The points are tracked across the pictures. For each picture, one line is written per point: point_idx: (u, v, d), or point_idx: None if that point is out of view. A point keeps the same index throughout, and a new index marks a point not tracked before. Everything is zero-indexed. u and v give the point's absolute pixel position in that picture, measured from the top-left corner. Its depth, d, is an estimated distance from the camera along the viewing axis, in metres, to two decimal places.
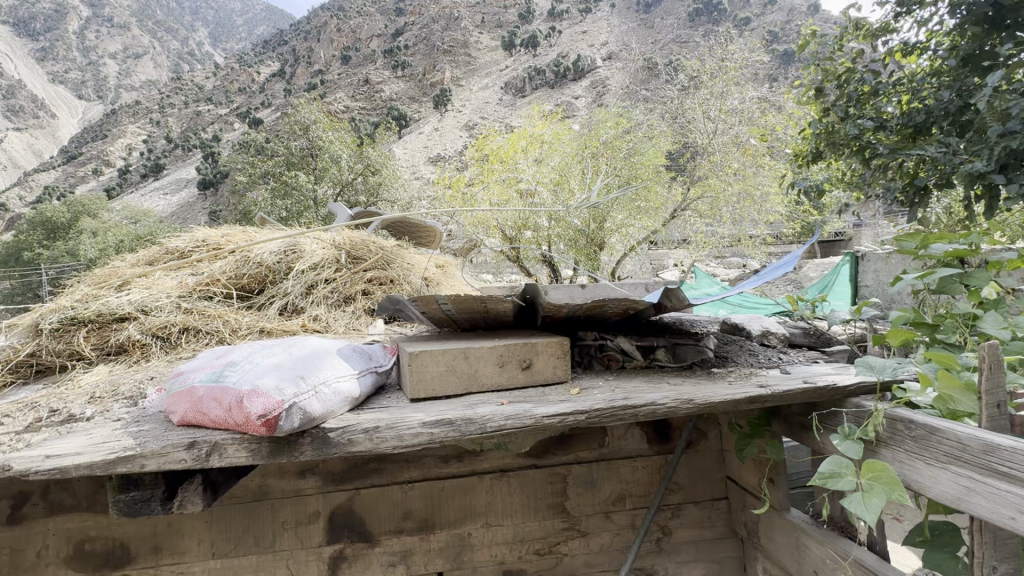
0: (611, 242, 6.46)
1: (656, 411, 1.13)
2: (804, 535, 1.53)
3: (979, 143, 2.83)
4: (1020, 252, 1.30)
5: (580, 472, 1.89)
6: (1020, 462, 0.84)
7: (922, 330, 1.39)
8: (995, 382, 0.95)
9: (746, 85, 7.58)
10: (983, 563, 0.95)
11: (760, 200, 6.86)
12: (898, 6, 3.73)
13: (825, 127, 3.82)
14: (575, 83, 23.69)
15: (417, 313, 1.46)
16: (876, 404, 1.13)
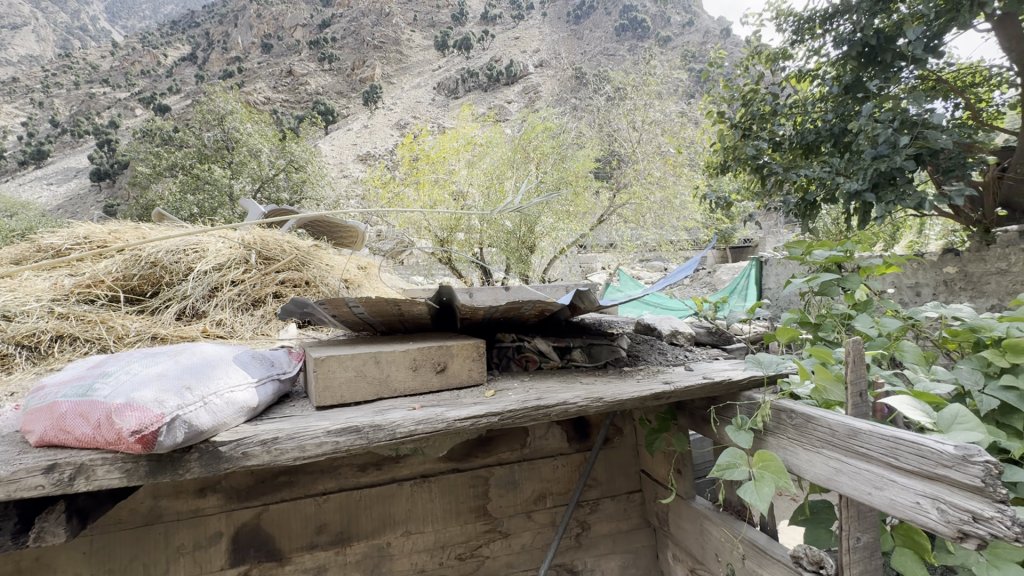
0: (541, 246, 6.58)
1: (568, 411, 1.16)
2: (707, 521, 1.64)
3: (856, 164, 3.23)
4: (884, 258, 1.48)
5: (501, 473, 1.90)
6: (876, 444, 0.96)
7: (807, 328, 1.53)
8: (858, 374, 1.07)
9: (667, 98, 8.03)
10: (849, 536, 1.06)
11: (679, 208, 7.18)
12: (794, 36, 4.14)
13: (732, 142, 4.15)
14: (508, 88, 23.91)
15: (328, 317, 1.39)
16: (765, 396, 1.23)
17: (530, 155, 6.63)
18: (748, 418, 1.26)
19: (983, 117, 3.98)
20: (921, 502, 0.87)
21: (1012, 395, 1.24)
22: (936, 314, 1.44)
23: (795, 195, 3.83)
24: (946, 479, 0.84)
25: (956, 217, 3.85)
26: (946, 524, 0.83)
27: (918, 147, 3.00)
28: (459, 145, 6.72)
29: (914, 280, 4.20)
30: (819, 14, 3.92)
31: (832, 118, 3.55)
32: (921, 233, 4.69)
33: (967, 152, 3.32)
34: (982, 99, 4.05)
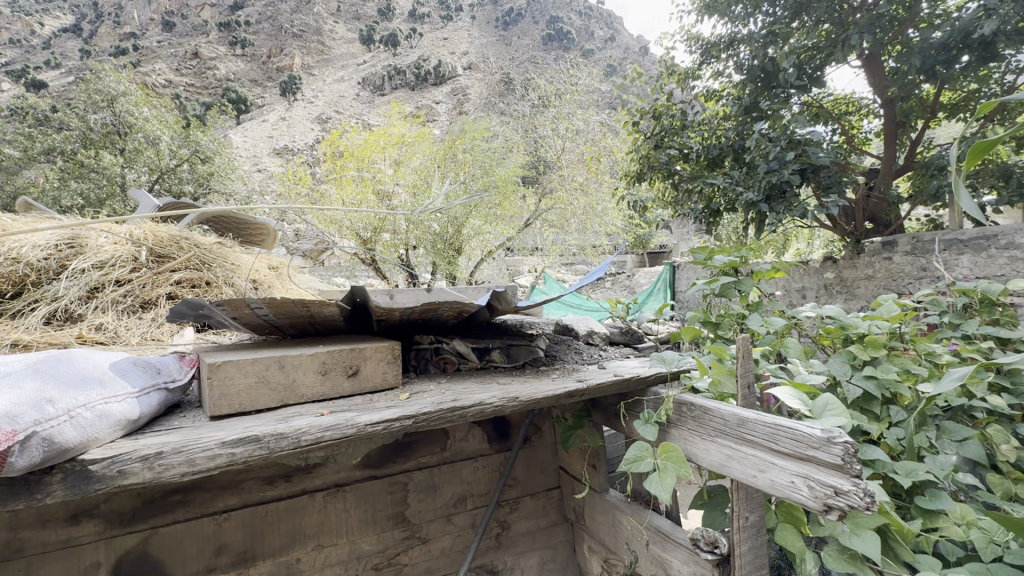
0: (468, 248, 6.58)
1: (484, 411, 1.16)
2: (619, 512, 1.72)
3: (753, 177, 3.62)
4: (772, 263, 1.64)
5: (420, 478, 1.87)
6: (761, 430, 1.06)
7: (709, 327, 1.66)
8: (747, 368, 1.18)
9: (589, 108, 8.34)
10: (739, 515, 1.17)
11: (601, 214, 7.50)
12: (702, 59, 4.49)
13: (647, 154, 4.42)
14: (436, 88, 23.60)
15: (227, 319, 1.29)
16: (669, 392, 1.31)
17: (457, 156, 6.59)
18: (654, 413, 1.34)
19: (854, 142, 4.55)
20: (795, 481, 0.97)
21: (872, 383, 1.43)
22: (813, 313, 1.63)
23: (701, 205, 4.16)
24: (816, 459, 0.94)
25: (833, 229, 4.36)
26: (814, 500, 0.93)
27: (801, 161, 3.48)
28: (384, 143, 6.54)
29: (801, 283, 4.71)
30: (723, 39, 4.28)
31: (733, 135, 3.91)
32: (806, 242, 5.26)
33: (842, 172, 3.79)
34: (854, 126, 4.63)
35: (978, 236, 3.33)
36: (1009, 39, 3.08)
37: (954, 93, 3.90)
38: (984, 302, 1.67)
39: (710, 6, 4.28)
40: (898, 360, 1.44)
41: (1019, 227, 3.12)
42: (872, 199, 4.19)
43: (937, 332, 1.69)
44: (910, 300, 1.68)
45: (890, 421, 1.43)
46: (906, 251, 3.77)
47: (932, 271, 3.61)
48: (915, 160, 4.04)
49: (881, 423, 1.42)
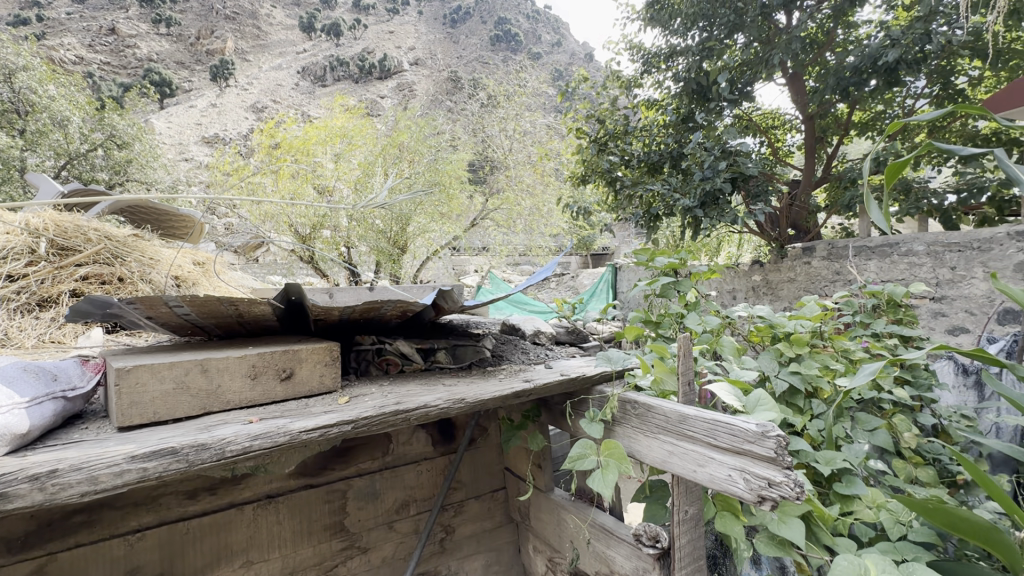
0: (413, 246, 6.47)
1: (428, 414, 1.12)
2: (564, 511, 1.73)
3: (689, 184, 3.83)
4: (708, 265, 1.71)
5: (360, 485, 1.79)
6: (701, 426, 1.10)
7: (650, 326, 1.71)
8: (687, 366, 1.22)
9: (536, 111, 8.38)
10: (679, 509, 1.20)
11: (546, 215, 7.61)
12: (644, 68, 4.66)
13: (591, 156, 4.53)
14: (381, 82, 22.91)
15: (141, 319, 1.17)
16: (613, 390, 1.32)
17: (402, 153, 6.43)
18: (599, 411, 1.35)
19: (779, 154, 4.89)
20: (732, 475, 1.01)
21: (797, 379, 1.53)
22: (745, 313, 1.71)
23: (641, 209, 4.34)
24: (751, 453, 0.98)
25: (761, 235, 4.66)
26: (749, 491, 0.97)
27: (732, 170, 3.70)
28: (325, 136, 6.26)
29: (731, 285, 5.01)
30: (663, 50, 4.46)
31: (671, 143, 4.12)
32: (736, 246, 5.58)
33: (768, 182, 4.06)
34: (779, 139, 4.97)
35: (884, 244, 3.67)
36: (908, 67, 3.42)
37: (864, 113, 4.28)
38: (890, 303, 1.83)
39: (651, 17, 4.45)
40: (819, 357, 1.55)
41: (917, 236, 3.46)
42: (794, 208, 4.51)
43: (852, 331, 1.83)
44: (829, 302, 1.81)
45: (812, 413, 1.53)
46: (823, 256, 4.07)
47: (844, 275, 3.94)
48: (831, 173, 4.39)
49: (805, 416, 1.52)
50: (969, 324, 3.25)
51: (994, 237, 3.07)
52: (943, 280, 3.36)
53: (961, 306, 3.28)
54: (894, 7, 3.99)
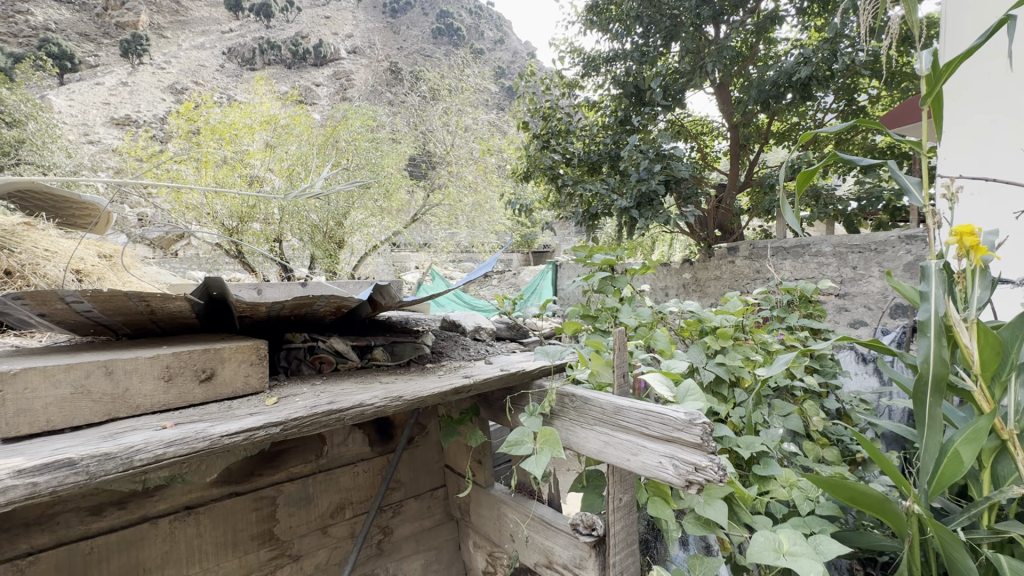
0: (351, 241, 6.27)
1: (364, 413, 1.08)
2: (504, 505, 1.74)
3: (626, 184, 4.02)
4: (643, 261, 1.77)
5: (291, 490, 1.70)
6: (635, 416, 1.14)
7: (588, 320, 1.75)
8: (622, 358, 1.26)
9: (479, 107, 8.24)
10: (614, 497, 1.24)
11: (489, 212, 7.60)
12: (584, 70, 4.79)
13: (533, 153, 4.58)
14: (316, 69, 21.77)
15: (31, 316, 1.04)
16: (552, 384, 1.34)
17: (339, 143, 6.16)
18: (538, 405, 1.36)
19: (708, 159, 5.18)
20: (662, 462, 1.06)
21: (722, 369, 1.63)
22: (676, 308, 1.80)
23: (581, 208, 4.46)
24: (679, 440, 1.04)
25: (691, 235, 4.92)
26: (678, 476, 1.02)
27: (666, 172, 3.91)
28: (254, 122, 5.88)
29: (664, 283, 5.24)
30: (603, 53, 4.60)
31: (610, 144, 4.30)
32: (668, 245, 5.88)
33: (698, 185, 4.32)
34: (708, 145, 5.27)
35: (797, 245, 3.99)
36: (820, 83, 3.75)
37: (783, 123, 4.64)
38: (802, 299, 2.00)
39: (592, 20, 4.56)
40: (741, 349, 1.66)
41: (825, 237, 3.80)
42: (720, 210, 4.82)
43: (770, 324, 1.98)
44: (750, 297, 1.95)
45: (734, 401, 1.63)
46: (745, 256, 4.37)
47: (764, 274, 4.25)
48: (753, 179, 4.73)
49: (728, 404, 1.62)
50: (867, 318, 3.63)
51: (888, 240, 3.45)
52: (846, 278, 3.72)
53: (861, 302, 3.65)
54: (809, 27, 4.35)
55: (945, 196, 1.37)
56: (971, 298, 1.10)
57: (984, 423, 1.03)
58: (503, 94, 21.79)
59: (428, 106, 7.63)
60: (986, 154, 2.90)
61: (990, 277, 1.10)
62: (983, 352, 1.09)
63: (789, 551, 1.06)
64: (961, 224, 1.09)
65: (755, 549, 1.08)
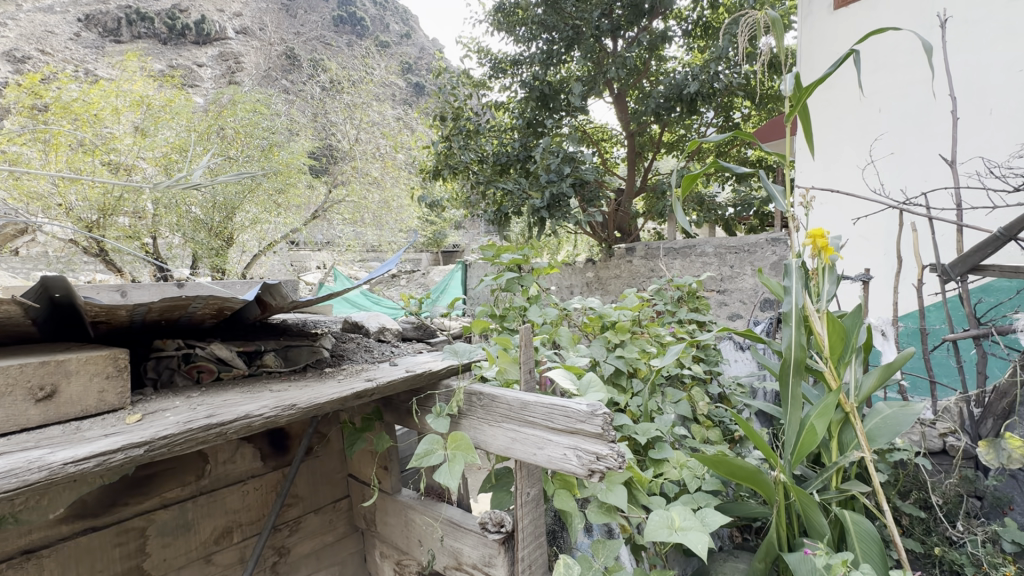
0: (242, 238, 5.75)
1: (252, 426, 0.98)
2: (411, 510, 1.69)
3: (537, 185, 4.18)
4: (549, 261, 1.81)
5: (165, 518, 1.51)
6: (541, 410, 1.16)
7: (496, 320, 1.75)
8: (528, 356, 1.28)
9: (385, 101, 7.87)
10: (522, 492, 1.26)
11: (396, 211, 7.36)
12: (492, 70, 4.83)
13: (442, 149, 4.53)
14: (198, 47, 19.51)
15: None
16: (460, 384, 1.32)
17: (224, 132, 5.58)
18: (445, 405, 1.34)
19: (608, 164, 5.48)
20: (566, 453, 1.09)
21: (621, 362, 1.72)
22: (580, 305, 1.86)
23: (492, 207, 4.51)
24: (583, 431, 1.07)
25: (593, 236, 5.18)
26: (581, 466, 1.05)
27: (574, 175, 4.17)
28: (120, 102, 5.08)
29: (569, 281, 5.44)
30: (510, 56, 4.71)
31: (519, 145, 4.41)
32: (573, 245, 6.13)
33: (599, 188, 4.57)
34: (608, 151, 5.59)
35: (684, 245, 4.36)
36: (703, 99, 4.13)
37: (672, 134, 5.03)
38: (689, 294, 2.18)
39: (499, 22, 4.62)
40: (638, 342, 1.77)
41: (708, 239, 4.19)
42: (620, 212, 5.13)
43: (663, 318, 2.13)
44: (646, 293, 2.08)
45: (632, 391, 1.73)
46: (642, 256, 4.70)
47: (657, 272, 4.60)
48: (647, 184, 5.10)
49: (627, 394, 1.72)
50: (742, 311, 4.08)
51: (758, 242, 3.90)
52: (725, 276, 4.14)
53: (737, 297, 4.08)
54: (693, 48, 4.77)
55: (801, 202, 1.56)
56: (822, 291, 1.27)
57: (832, 399, 1.20)
58: (409, 90, 21.23)
59: (330, 97, 7.15)
60: (835, 169, 3.42)
61: (837, 274, 1.27)
62: (832, 337, 1.26)
63: (680, 526, 1.15)
64: (814, 228, 1.25)
65: (651, 527, 1.16)
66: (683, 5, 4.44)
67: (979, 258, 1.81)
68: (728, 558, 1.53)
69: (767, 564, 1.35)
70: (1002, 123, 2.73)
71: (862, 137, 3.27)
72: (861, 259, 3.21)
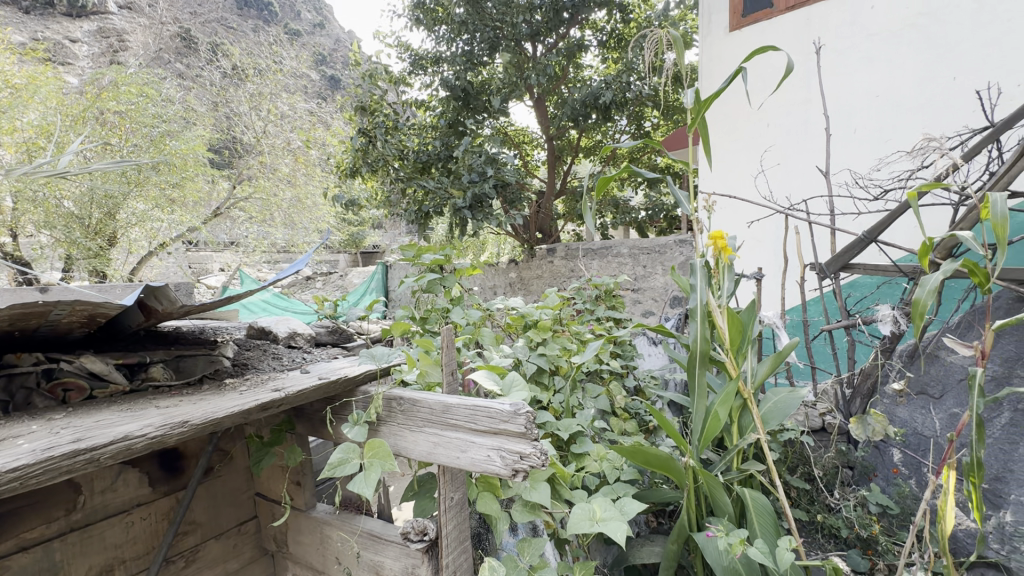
0: (128, 237, 5.15)
1: (132, 448, 0.86)
2: (327, 526, 1.59)
3: (459, 185, 4.16)
4: (471, 261, 1.79)
5: (25, 562, 1.29)
6: (462, 412, 1.14)
7: (418, 322, 1.70)
8: (449, 357, 1.25)
9: (297, 93, 7.12)
10: (445, 497, 1.22)
11: (310, 209, 6.92)
12: (412, 67, 4.74)
13: (360, 145, 4.37)
14: None
15: None
16: (378, 389, 1.26)
17: (105, 118, 4.96)
18: (363, 413, 1.27)
19: (529, 167, 5.59)
20: (490, 455, 1.07)
21: (543, 360, 1.74)
22: (502, 306, 1.86)
23: (414, 207, 4.43)
24: (506, 431, 1.07)
25: (516, 237, 5.24)
26: (504, 467, 1.04)
27: (497, 177, 4.19)
28: None
29: (492, 282, 5.47)
30: (431, 54, 4.64)
31: (439, 145, 4.35)
32: (496, 246, 6.17)
33: (520, 191, 4.64)
34: (528, 154, 5.71)
35: (602, 246, 4.55)
36: (617, 107, 4.35)
37: (589, 139, 5.23)
38: (606, 293, 2.27)
39: (418, 18, 4.55)
40: (559, 340, 1.80)
41: (623, 241, 4.41)
42: (541, 214, 5.26)
43: (583, 316, 2.19)
44: (566, 293, 2.12)
45: (554, 388, 1.76)
46: (562, 257, 4.83)
47: (576, 272, 4.76)
48: (567, 188, 5.26)
49: (549, 391, 1.74)
50: (654, 308, 4.33)
51: (667, 244, 4.17)
52: (638, 275, 4.37)
53: (649, 295, 4.32)
54: (608, 59, 4.99)
55: (704, 206, 1.68)
56: (722, 288, 1.37)
57: (732, 387, 1.30)
58: (323, 83, 20.10)
59: (232, 85, 6.56)
60: (732, 177, 3.73)
61: (734, 272, 1.39)
62: (731, 330, 1.37)
63: (601, 517, 1.18)
64: (714, 230, 1.35)
65: (574, 521, 1.17)
66: (597, 17, 4.62)
67: (848, 257, 2.05)
68: (645, 543, 1.61)
69: (678, 545, 1.43)
70: (864, 141, 3.16)
71: (754, 148, 3.60)
72: (754, 259, 3.54)
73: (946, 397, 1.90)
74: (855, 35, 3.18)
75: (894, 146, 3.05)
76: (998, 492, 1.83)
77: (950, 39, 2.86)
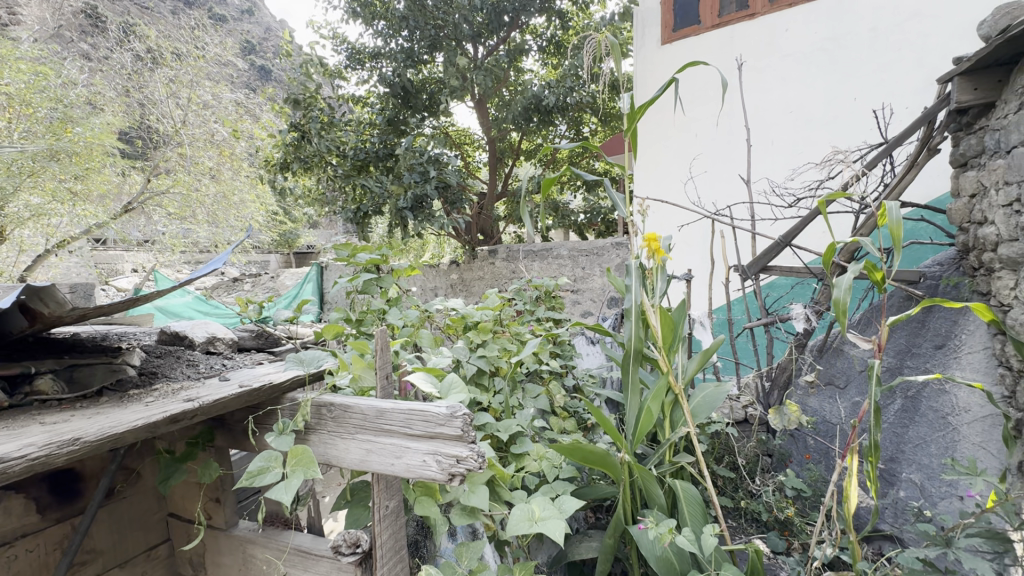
0: (17, 234, 4.57)
1: (9, 472, 0.75)
2: (250, 544, 1.48)
3: (400, 184, 4.05)
4: (409, 262, 1.74)
5: None
6: (397, 417, 1.10)
7: (352, 324, 1.62)
8: (384, 359, 1.21)
9: (221, 82, 6.60)
10: (380, 505, 1.18)
11: (237, 206, 6.47)
12: (348, 62, 4.56)
13: (292, 140, 4.15)
14: None
15: None
16: (307, 395, 1.19)
17: None
18: (290, 421, 1.19)
19: (470, 167, 5.55)
20: (425, 460, 1.04)
21: (483, 361, 1.71)
22: (442, 307, 1.82)
23: (352, 205, 4.28)
24: (441, 435, 1.04)
25: (457, 238, 5.19)
26: (441, 472, 1.02)
27: (439, 177, 4.12)
28: None
29: (433, 283, 5.39)
30: (369, 48, 4.48)
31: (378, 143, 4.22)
32: (437, 247, 6.09)
33: (462, 192, 4.60)
34: (469, 155, 5.68)
35: (542, 248, 4.59)
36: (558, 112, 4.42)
37: (530, 143, 5.28)
38: (546, 294, 2.29)
39: (356, 11, 4.38)
40: (498, 341, 1.79)
41: (563, 242, 4.49)
42: (482, 215, 5.26)
43: (524, 316, 2.20)
44: (506, 293, 2.12)
45: (494, 390, 1.75)
46: (503, 258, 4.83)
47: (517, 273, 4.79)
48: (508, 189, 5.27)
49: (490, 393, 1.72)
50: (592, 308, 4.44)
51: (605, 246, 4.30)
52: (577, 276, 4.47)
53: (588, 296, 4.43)
54: (548, 64, 5.05)
55: (638, 209, 1.73)
56: (656, 288, 1.42)
57: (664, 383, 1.35)
58: (252, 74, 18.90)
59: (146, 69, 5.98)
60: (664, 182, 3.91)
61: (667, 273, 1.44)
62: (664, 329, 1.42)
63: (540, 517, 1.18)
64: (648, 233, 1.39)
65: (513, 522, 1.17)
66: (538, 23, 4.68)
67: (768, 259, 2.20)
68: (583, 539, 1.63)
69: (614, 539, 1.46)
70: (780, 152, 3.41)
71: (684, 155, 3.79)
72: (685, 261, 3.72)
73: (850, 387, 2.09)
74: (772, 54, 3.44)
75: (805, 157, 3.32)
76: (892, 471, 2.05)
77: (852, 63, 3.16)
